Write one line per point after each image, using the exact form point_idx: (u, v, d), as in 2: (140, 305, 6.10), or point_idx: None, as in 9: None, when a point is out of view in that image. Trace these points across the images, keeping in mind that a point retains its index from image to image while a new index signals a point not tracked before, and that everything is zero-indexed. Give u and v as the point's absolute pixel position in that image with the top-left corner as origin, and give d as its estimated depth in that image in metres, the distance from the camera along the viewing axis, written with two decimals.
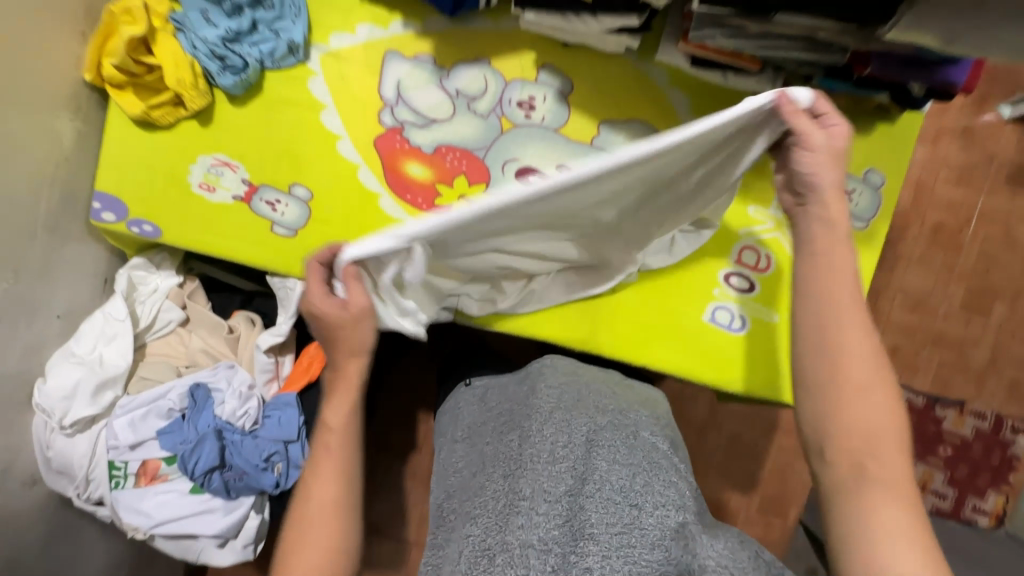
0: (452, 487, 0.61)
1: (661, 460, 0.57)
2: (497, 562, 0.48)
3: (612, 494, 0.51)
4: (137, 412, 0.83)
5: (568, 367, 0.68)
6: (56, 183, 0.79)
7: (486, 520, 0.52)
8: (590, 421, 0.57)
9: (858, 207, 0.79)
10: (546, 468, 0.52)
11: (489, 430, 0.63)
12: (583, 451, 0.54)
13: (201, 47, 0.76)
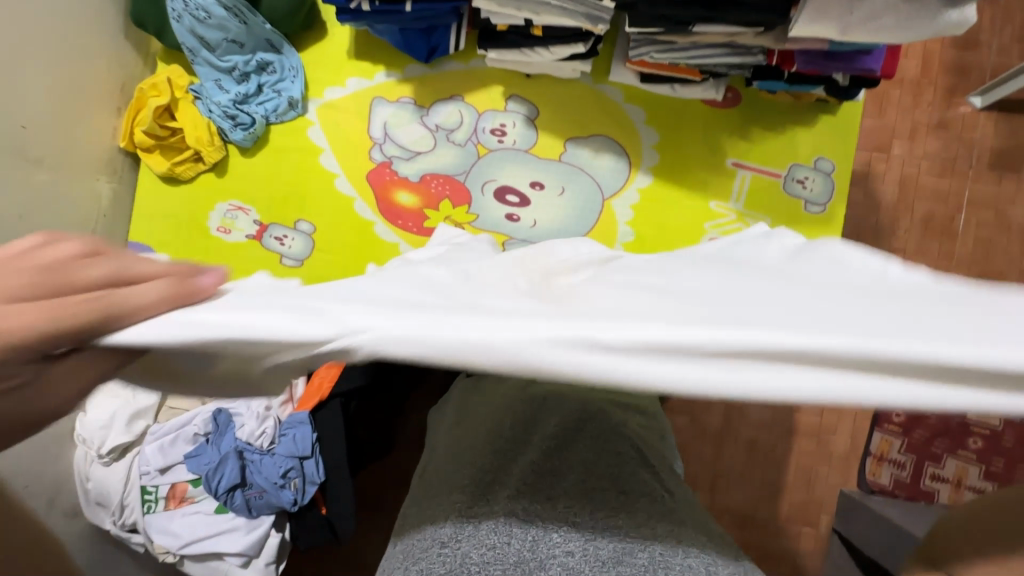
0: (435, 463, 0.62)
1: (645, 457, 0.58)
2: (480, 527, 0.48)
3: (600, 483, 0.53)
4: (166, 438, 0.91)
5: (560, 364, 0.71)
6: (97, 236, 0.90)
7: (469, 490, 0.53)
8: (583, 407, 0.60)
9: (813, 193, 0.86)
10: (536, 451, 0.55)
11: (479, 411, 0.64)
12: (573, 439, 0.57)
13: (215, 110, 0.88)
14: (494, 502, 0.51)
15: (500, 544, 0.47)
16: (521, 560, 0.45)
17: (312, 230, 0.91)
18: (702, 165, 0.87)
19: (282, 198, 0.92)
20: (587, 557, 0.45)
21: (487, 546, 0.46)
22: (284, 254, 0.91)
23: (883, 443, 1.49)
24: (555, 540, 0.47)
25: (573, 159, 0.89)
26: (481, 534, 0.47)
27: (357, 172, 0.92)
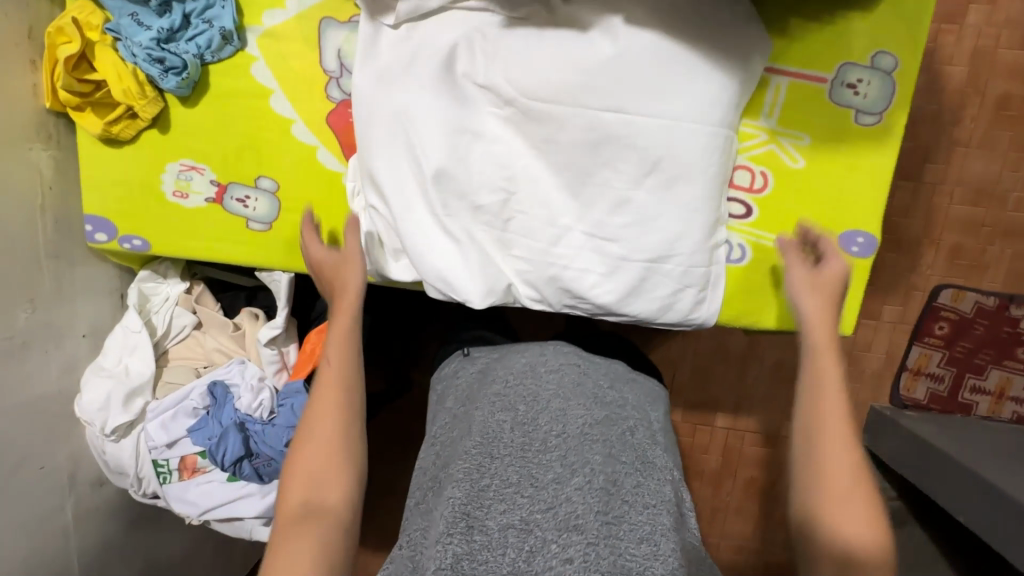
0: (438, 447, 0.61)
1: (644, 461, 0.56)
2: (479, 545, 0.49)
3: (604, 487, 0.52)
4: (167, 414, 0.89)
5: (570, 349, 0.67)
6: (47, 212, 0.83)
7: (467, 485, 0.52)
8: (586, 413, 0.57)
9: (867, 100, 0.69)
10: (537, 455, 0.54)
11: (481, 400, 0.61)
12: (577, 443, 0.54)
13: (138, 53, 0.74)
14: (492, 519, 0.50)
15: (495, 556, 0.48)
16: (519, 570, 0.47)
17: (276, 187, 0.81)
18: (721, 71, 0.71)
19: (236, 153, 0.81)
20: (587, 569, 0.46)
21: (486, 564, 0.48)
22: (250, 218, 0.82)
23: (921, 356, 1.42)
24: (553, 549, 0.48)
25: None
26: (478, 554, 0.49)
27: (316, 115, 0.78)
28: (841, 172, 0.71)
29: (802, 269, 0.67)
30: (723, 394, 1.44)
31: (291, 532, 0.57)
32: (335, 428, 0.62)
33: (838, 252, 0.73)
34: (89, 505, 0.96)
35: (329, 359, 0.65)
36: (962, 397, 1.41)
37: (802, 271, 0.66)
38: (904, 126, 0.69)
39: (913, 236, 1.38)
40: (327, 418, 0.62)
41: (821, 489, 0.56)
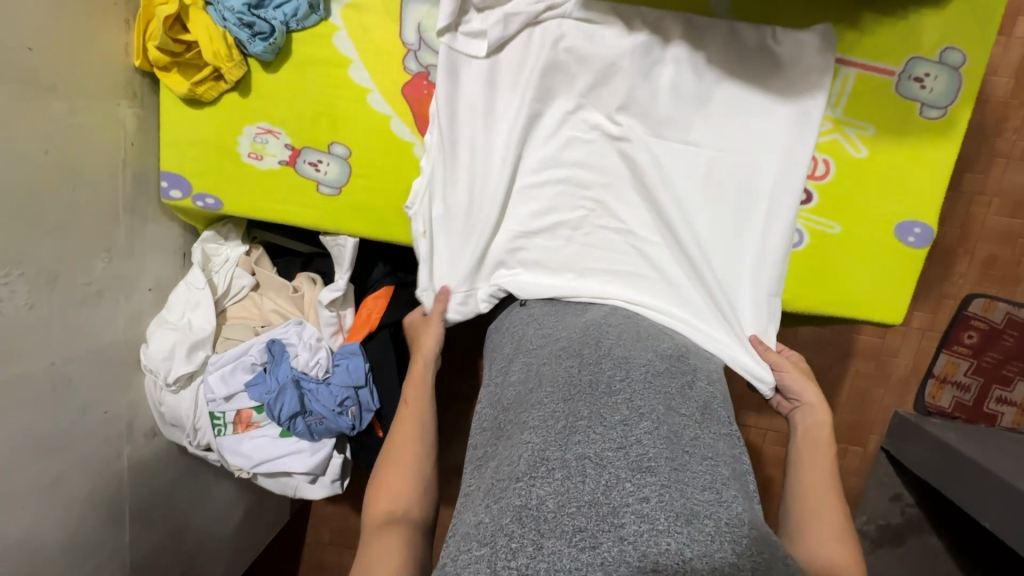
0: (500, 400, 0.61)
1: (704, 416, 0.55)
2: (557, 473, 0.46)
3: (670, 433, 0.50)
4: (226, 368, 0.92)
5: (627, 311, 0.69)
6: (128, 166, 0.86)
7: (541, 430, 0.51)
8: (650, 362, 0.58)
9: (933, 94, 0.71)
10: (607, 399, 0.53)
11: (547, 352, 0.62)
12: (641, 388, 0.54)
13: (229, 18, 0.78)
14: (566, 446, 0.49)
15: (574, 486, 0.45)
16: (594, 500, 0.44)
17: (347, 153, 0.84)
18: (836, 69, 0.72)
19: (312, 118, 0.84)
20: (662, 506, 0.43)
21: (562, 491, 0.45)
22: (320, 182, 0.86)
23: (948, 365, 1.43)
24: (627, 487, 0.44)
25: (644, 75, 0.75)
26: (557, 480, 0.46)
27: (392, 87, 0.82)
28: (901, 163, 0.73)
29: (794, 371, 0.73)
30: (748, 390, 1.44)
31: (380, 541, 0.59)
32: (415, 446, 0.67)
33: (894, 242, 0.75)
34: (143, 454, 1.00)
35: (405, 396, 0.72)
36: (988, 408, 1.42)
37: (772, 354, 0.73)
38: (968, 120, 0.71)
39: (948, 244, 1.39)
40: (410, 438, 0.67)
41: (799, 501, 0.64)
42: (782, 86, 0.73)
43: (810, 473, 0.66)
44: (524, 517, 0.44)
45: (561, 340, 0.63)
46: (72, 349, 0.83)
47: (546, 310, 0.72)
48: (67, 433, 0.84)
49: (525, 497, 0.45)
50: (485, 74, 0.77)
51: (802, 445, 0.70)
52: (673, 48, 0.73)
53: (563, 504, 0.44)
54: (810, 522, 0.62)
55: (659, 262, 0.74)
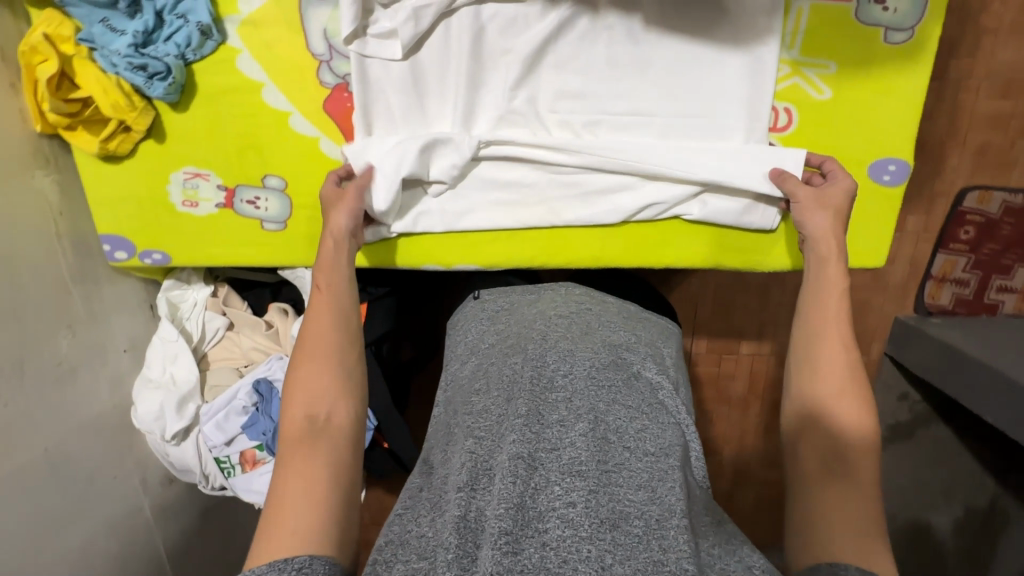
0: (457, 402, 0.72)
1: (649, 407, 0.65)
2: (496, 480, 0.57)
3: (607, 435, 0.60)
4: (219, 415, 0.93)
5: (580, 300, 0.78)
6: (64, 237, 0.82)
7: (486, 439, 0.63)
8: (592, 358, 0.67)
9: (898, 15, 0.63)
10: (547, 400, 0.63)
11: (495, 352, 0.73)
12: (581, 389, 0.64)
13: (119, 62, 0.70)
14: (505, 449, 0.59)
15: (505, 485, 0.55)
16: (523, 503, 0.54)
17: (283, 185, 0.79)
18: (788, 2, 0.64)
19: (237, 153, 0.78)
20: (588, 510, 0.53)
21: (497, 495, 0.55)
22: (263, 219, 0.81)
23: (946, 264, 1.39)
24: (555, 492, 0.55)
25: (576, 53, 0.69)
26: (496, 485, 0.56)
27: (311, 105, 0.75)
28: (869, 98, 0.67)
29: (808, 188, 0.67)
30: (746, 319, 1.43)
31: (298, 451, 0.59)
32: (332, 350, 0.65)
33: (869, 183, 0.70)
34: (163, 500, 1.03)
35: (319, 286, 0.68)
36: (986, 299, 1.41)
37: (803, 188, 0.67)
38: (939, 38, 0.64)
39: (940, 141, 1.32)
40: (324, 337, 0.65)
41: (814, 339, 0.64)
42: (732, 34, 0.66)
43: (830, 411, 0.60)
44: (468, 525, 0.54)
45: (510, 342, 0.73)
46: (62, 428, 0.83)
47: (499, 300, 0.82)
48: (81, 504, 0.86)
49: (466, 507, 0.55)
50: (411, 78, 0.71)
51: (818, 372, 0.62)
52: (604, 17, 0.67)
53: (494, 504, 0.54)
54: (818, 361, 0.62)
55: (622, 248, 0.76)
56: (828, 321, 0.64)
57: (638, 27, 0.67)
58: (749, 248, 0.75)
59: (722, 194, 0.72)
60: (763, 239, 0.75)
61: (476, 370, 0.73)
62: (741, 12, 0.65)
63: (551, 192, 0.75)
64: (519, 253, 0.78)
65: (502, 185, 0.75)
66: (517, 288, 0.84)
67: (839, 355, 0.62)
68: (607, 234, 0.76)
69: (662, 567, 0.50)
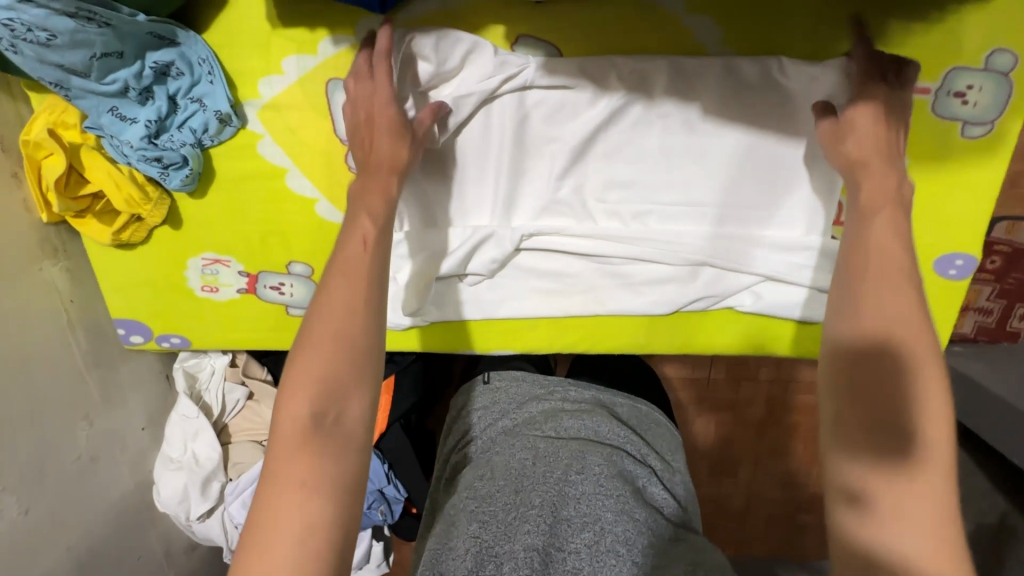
0: (459, 491, 0.66)
1: (661, 523, 0.59)
2: (503, 570, 0.51)
3: (616, 545, 0.54)
4: (246, 493, 0.90)
5: (589, 403, 0.75)
6: (76, 324, 0.78)
7: (493, 526, 0.56)
8: (605, 462, 0.63)
9: (979, 107, 0.59)
10: (561, 490, 0.58)
11: (502, 442, 0.68)
12: (592, 491, 0.59)
13: (131, 154, 0.64)
14: (515, 540, 0.54)
15: None
16: None
17: (309, 272, 0.75)
18: None
19: (260, 239, 0.73)
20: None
21: None
22: (288, 304, 0.77)
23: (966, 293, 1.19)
24: None
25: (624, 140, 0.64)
26: (501, 575, 0.51)
27: (339, 191, 0.70)
28: (940, 192, 0.63)
29: (865, 122, 0.53)
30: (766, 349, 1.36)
31: (286, 499, 0.41)
32: (343, 374, 0.46)
33: (933, 277, 0.67)
34: (186, 569, 1.00)
35: (334, 277, 0.50)
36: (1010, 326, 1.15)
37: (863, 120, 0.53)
38: (1020, 133, 0.60)
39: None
40: (349, 314, 0.48)
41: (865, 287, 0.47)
42: (797, 125, 0.62)
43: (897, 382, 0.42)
44: None
45: (521, 434, 0.69)
46: (84, 523, 0.80)
47: (510, 390, 0.78)
48: None
49: None
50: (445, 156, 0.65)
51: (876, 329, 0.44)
52: (659, 105, 0.62)
53: None
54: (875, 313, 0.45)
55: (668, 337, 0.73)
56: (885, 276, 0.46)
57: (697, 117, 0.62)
58: (806, 339, 0.72)
59: (779, 287, 0.69)
60: (821, 332, 0.71)
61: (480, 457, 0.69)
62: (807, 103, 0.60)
63: (597, 283, 0.71)
64: (562, 340, 0.75)
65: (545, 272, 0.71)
66: (531, 378, 0.80)
67: (905, 300, 0.45)
68: (656, 324, 0.73)
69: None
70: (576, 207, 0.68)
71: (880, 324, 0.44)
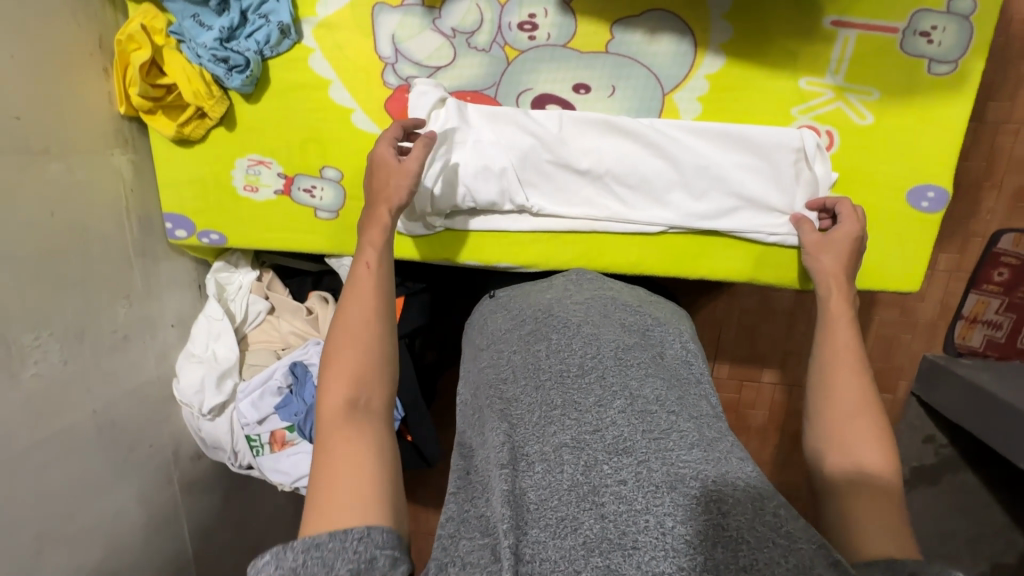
0: (477, 391, 0.67)
1: (682, 383, 0.60)
2: (535, 465, 0.53)
3: (649, 404, 0.56)
4: (254, 394, 0.96)
5: (595, 283, 0.75)
6: (132, 212, 0.88)
7: (519, 426, 0.57)
8: (618, 338, 0.63)
9: (943, 47, 0.66)
10: (578, 382, 0.58)
11: (514, 339, 0.68)
12: (613, 368, 0.59)
13: (203, 54, 0.76)
14: (544, 439, 0.54)
15: (554, 474, 0.51)
16: (576, 486, 0.50)
17: (339, 176, 0.84)
18: (836, 30, 0.67)
19: (301, 143, 0.83)
20: (641, 482, 0.49)
21: (542, 484, 0.51)
22: (317, 207, 0.86)
23: (977, 304, 1.21)
24: (607, 470, 0.50)
25: (623, 65, 0.73)
26: (538, 474, 0.52)
27: (373, 104, 0.80)
28: (912, 124, 0.69)
29: (812, 230, 0.72)
30: (770, 345, 1.36)
31: (340, 433, 0.55)
32: (372, 332, 0.62)
33: (908, 209, 0.72)
34: (191, 477, 1.05)
35: (365, 263, 0.67)
36: (1020, 343, 1.20)
37: (813, 235, 0.72)
38: (982, 72, 0.66)
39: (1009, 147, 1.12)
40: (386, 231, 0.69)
41: (823, 359, 0.63)
42: (779, 57, 0.69)
43: (848, 431, 0.57)
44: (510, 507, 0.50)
45: (527, 325, 0.69)
46: (110, 392, 0.87)
47: (510, 297, 0.78)
48: (119, 474, 0.89)
49: (509, 486, 0.51)
50: (476, 173, 0.77)
51: (843, 404, 0.59)
52: (656, 36, 0.71)
53: (544, 497, 0.50)
54: (833, 372, 0.61)
55: (656, 253, 0.79)
56: (840, 354, 0.63)
57: (686, 47, 0.71)
58: (785, 266, 0.77)
59: (758, 209, 0.74)
60: (800, 257, 0.77)
61: (495, 354, 0.68)
62: (788, 38, 0.68)
63: (595, 198, 0.78)
64: (559, 257, 0.82)
65: (548, 188, 0.78)
66: (528, 283, 0.80)
67: (858, 374, 0.61)
68: (645, 244, 0.79)
69: (722, 532, 0.45)
70: (578, 130, 0.76)
71: (845, 395, 0.59)
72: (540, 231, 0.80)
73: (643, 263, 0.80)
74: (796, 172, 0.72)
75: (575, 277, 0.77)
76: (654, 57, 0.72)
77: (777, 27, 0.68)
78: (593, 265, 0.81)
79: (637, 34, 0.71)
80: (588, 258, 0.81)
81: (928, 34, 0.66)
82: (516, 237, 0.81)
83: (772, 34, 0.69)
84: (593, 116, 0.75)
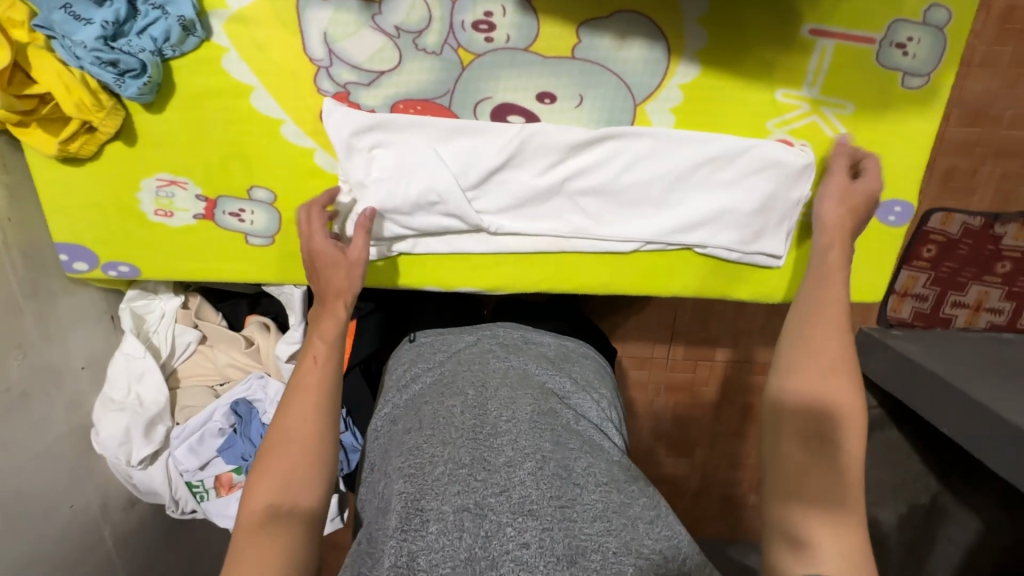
0: (387, 440, 0.64)
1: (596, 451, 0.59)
2: (431, 525, 0.50)
3: (557, 470, 0.54)
4: (193, 438, 0.86)
5: (511, 339, 0.75)
6: (12, 246, 0.73)
7: (419, 480, 0.54)
8: (535, 403, 0.61)
9: (916, 60, 0.64)
10: (490, 442, 0.56)
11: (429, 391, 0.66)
12: (527, 431, 0.57)
13: (82, 55, 0.61)
14: (445, 498, 0.52)
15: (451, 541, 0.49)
16: (473, 556, 0.48)
17: (272, 198, 0.73)
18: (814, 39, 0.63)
19: (221, 161, 0.71)
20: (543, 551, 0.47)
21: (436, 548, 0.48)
22: (248, 233, 0.76)
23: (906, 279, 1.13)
24: (508, 534, 0.49)
25: (592, 71, 0.66)
26: (431, 536, 0.49)
27: (307, 115, 0.69)
28: (885, 140, 0.67)
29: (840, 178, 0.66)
30: (722, 328, 1.34)
31: (255, 540, 0.50)
32: (313, 431, 0.56)
33: (877, 225, 0.71)
34: (126, 525, 0.94)
35: (315, 356, 0.61)
36: (942, 312, 1.14)
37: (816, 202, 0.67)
38: (951, 86, 0.65)
39: (978, 108, 1.00)
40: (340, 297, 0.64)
41: (808, 310, 0.60)
42: (757, 70, 0.65)
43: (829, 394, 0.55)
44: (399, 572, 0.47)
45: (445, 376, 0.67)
46: (11, 461, 0.74)
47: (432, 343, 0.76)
48: (38, 545, 0.78)
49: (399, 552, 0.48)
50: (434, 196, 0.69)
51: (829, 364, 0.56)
52: (628, 42, 0.64)
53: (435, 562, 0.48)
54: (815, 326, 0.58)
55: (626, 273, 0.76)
56: (822, 312, 0.59)
57: (661, 49, 0.64)
58: (754, 283, 0.77)
59: (730, 226, 0.72)
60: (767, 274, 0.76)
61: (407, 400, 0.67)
62: (766, 48, 0.64)
63: (563, 218, 0.73)
64: (528, 279, 0.77)
65: (512, 207, 0.72)
66: (458, 330, 0.78)
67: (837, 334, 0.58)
68: (616, 264, 0.75)
69: None
70: (542, 145, 0.69)
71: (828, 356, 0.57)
72: (506, 250, 0.75)
73: (614, 282, 0.77)
74: (769, 189, 0.70)
75: (512, 333, 0.75)
76: (625, 62, 0.65)
77: (755, 34, 0.63)
78: (561, 284, 0.77)
79: (608, 36, 0.64)
80: (556, 279, 0.77)
81: (904, 46, 0.63)
82: (481, 259, 0.76)
83: (749, 42, 0.64)
84: (558, 126, 0.69)
